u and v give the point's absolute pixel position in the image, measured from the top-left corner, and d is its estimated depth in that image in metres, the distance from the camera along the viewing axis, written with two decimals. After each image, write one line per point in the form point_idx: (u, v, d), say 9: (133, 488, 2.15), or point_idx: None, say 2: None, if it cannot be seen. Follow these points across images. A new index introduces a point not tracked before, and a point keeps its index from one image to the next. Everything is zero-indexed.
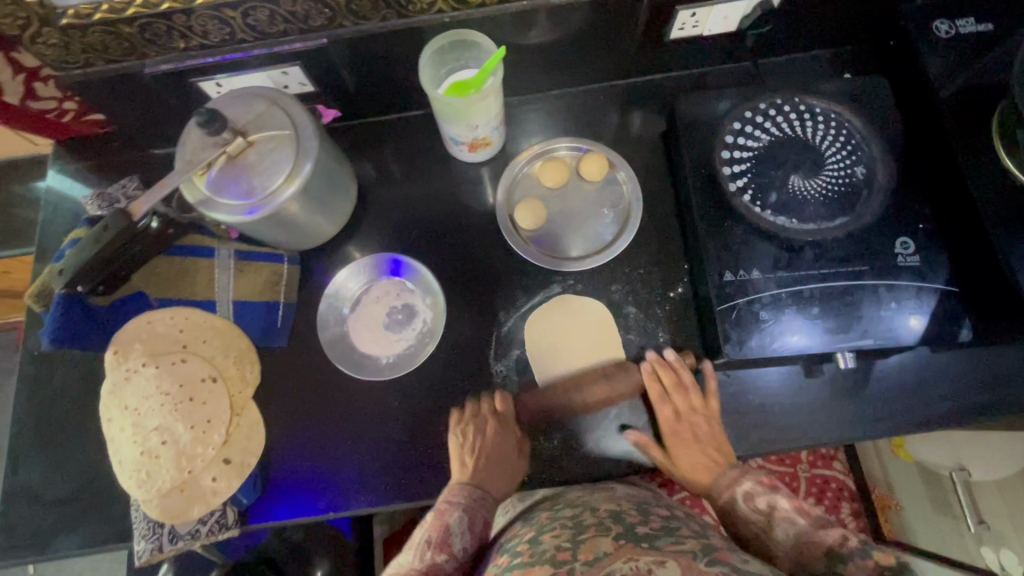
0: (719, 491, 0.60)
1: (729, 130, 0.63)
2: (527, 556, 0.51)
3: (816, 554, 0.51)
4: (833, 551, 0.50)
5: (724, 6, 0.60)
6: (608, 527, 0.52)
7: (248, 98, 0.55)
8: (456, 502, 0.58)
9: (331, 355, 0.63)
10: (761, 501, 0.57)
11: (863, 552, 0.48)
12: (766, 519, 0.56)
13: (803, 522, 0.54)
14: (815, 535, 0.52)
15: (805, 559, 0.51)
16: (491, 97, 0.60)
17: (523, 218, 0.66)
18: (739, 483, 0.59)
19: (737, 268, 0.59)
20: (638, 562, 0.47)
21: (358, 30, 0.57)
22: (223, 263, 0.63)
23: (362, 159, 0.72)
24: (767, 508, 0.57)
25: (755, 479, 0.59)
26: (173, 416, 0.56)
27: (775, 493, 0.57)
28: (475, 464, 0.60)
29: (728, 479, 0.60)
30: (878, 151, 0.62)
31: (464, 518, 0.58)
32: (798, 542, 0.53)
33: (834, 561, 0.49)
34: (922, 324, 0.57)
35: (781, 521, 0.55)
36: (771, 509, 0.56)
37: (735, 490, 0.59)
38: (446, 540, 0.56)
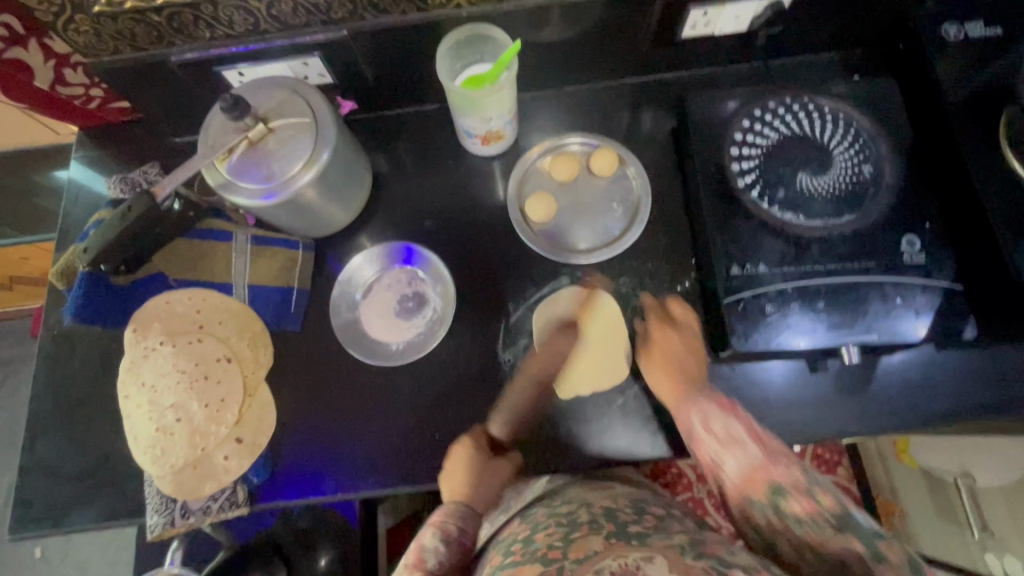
0: (678, 414, 0.55)
1: (738, 128, 0.64)
2: (517, 556, 0.49)
3: (762, 487, 0.47)
4: (780, 485, 0.47)
5: (735, 5, 0.61)
6: (600, 525, 0.50)
7: (271, 86, 0.57)
8: (433, 520, 0.52)
9: (343, 340, 0.65)
10: (718, 425, 0.52)
11: (805, 493, 0.46)
12: (718, 444, 0.50)
13: (754, 449, 0.49)
14: (764, 466, 0.48)
15: (747, 490, 0.48)
16: (504, 90, 0.61)
17: (534, 210, 0.67)
18: (698, 407, 0.53)
19: (744, 262, 0.60)
20: (628, 558, 0.43)
21: (378, 24, 0.59)
22: (240, 247, 0.65)
23: (377, 151, 0.74)
24: (721, 433, 0.51)
25: (713, 402, 0.53)
26: (188, 393, 0.58)
27: (732, 418, 0.52)
28: (456, 484, 0.56)
29: (689, 400, 0.54)
30: (886, 151, 0.63)
31: (439, 531, 0.50)
32: (746, 470, 0.49)
33: (776, 495, 0.47)
34: (928, 321, 0.58)
35: (732, 449, 0.50)
36: (724, 436, 0.51)
37: (693, 413, 0.53)
38: (418, 557, 0.48)
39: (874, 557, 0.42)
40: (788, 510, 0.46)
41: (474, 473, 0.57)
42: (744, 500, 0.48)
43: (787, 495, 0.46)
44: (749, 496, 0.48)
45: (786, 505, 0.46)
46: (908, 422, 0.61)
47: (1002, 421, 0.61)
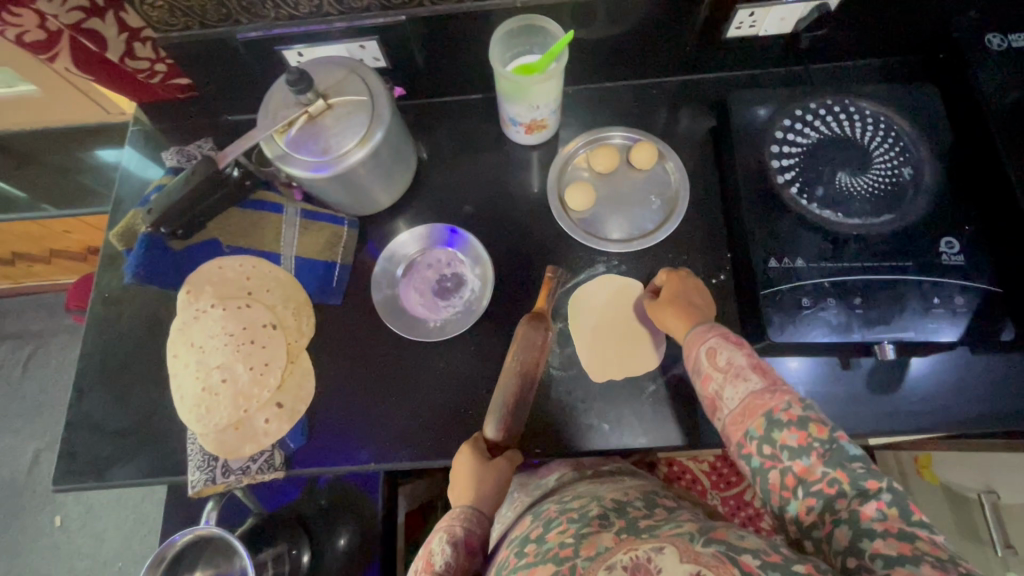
0: (687, 347, 0.55)
1: (779, 127, 0.66)
2: (532, 556, 0.52)
3: (756, 417, 0.47)
4: (775, 416, 0.46)
5: (782, 6, 0.62)
6: (611, 522, 0.52)
7: (331, 65, 0.60)
8: (441, 526, 0.54)
9: (383, 314, 0.66)
10: (723, 357, 0.51)
11: (799, 424, 0.45)
12: (720, 376, 0.50)
13: (755, 380, 0.49)
14: (763, 396, 0.48)
15: (745, 418, 0.48)
16: (553, 80, 0.62)
17: (573, 198, 0.69)
18: (705, 339, 0.53)
19: (782, 256, 0.61)
20: (638, 552, 0.46)
21: (435, 10, 0.61)
22: (290, 220, 0.67)
23: (422, 136, 0.76)
24: (726, 365, 0.51)
25: (721, 334, 0.53)
26: (234, 355, 0.62)
27: (738, 349, 0.51)
28: (455, 488, 0.57)
29: (697, 333, 0.54)
30: (926, 154, 0.64)
31: (445, 536, 0.53)
32: (744, 400, 0.49)
33: (769, 425, 0.46)
34: (965, 322, 0.58)
35: (734, 380, 0.50)
36: (728, 367, 0.50)
37: (699, 346, 0.53)
38: (428, 559, 0.51)
39: (858, 494, 0.42)
40: (780, 439, 0.46)
41: (473, 473, 0.56)
42: (738, 429, 0.48)
43: (780, 424, 0.46)
44: (745, 425, 0.48)
45: (779, 434, 0.46)
46: (938, 423, 0.61)
47: None
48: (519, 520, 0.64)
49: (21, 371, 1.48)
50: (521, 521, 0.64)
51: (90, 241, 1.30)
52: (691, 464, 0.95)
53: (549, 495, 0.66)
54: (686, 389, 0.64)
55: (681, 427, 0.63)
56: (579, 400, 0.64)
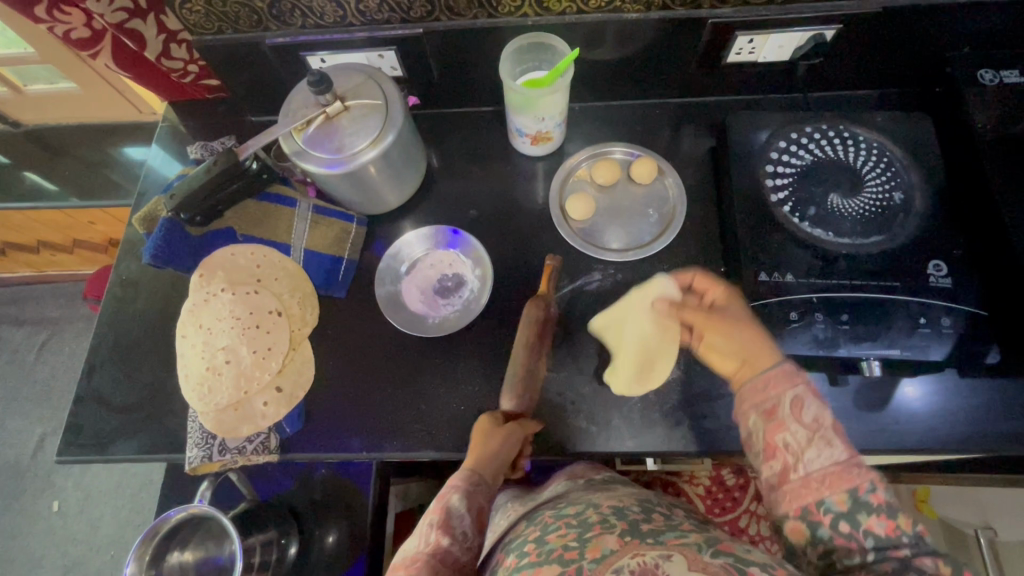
0: (768, 382, 0.51)
1: (774, 148, 0.68)
2: (534, 556, 0.52)
3: (842, 491, 0.45)
4: (861, 495, 0.45)
5: (780, 35, 0.66)
6: (612, 525, 0.53)
7: (351, 71, 0.64)
8: (457, 485, 0.55)
9: (383, 307, 0.69)
10: (809, 412, 0.49)
11: (888, 511, 0.44)
12: (807, 434, 0.47)
13: (840, 448, 0.47)
14: (849, 470, 0.46)
15: (825, 488, 0.45)
16: (559, 94, 0.67)
17: (572, 207, 0.71)
18: (793, 385, 0.50)
19: (773, 270, 0.63)
20: (646, 557, 0.46)
21: (451, 26, 0.66)
22: (302, 213, 0.71)
23: (433, 143, 0.80)
24: (811, 421, 0.48)
25: (808, 385, 0.50)
26: (240, 338, 0.65)
27: (824, 408, 0.49)
28: (474, 448, 0.59)
29: (785, 374, 0.51)
30: (916, 179, 0.66)
31: (467, 499, 0.54)
32: (827, 468, 0.46)
33: (854, 505, 0.44)
34: (949, 343, 0.60)
35: (817, 441, 0.47)
36: (814, 426, 0.48)
37: (786, 390, 0.50)
38: (448, 521, 0.52)
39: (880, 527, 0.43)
40: (865, 523, 0.44)
41: (484, 431, 0.59)
42: (816, 494, 0.46)
43: (867, 507, 0.44)
44: (822, 494, 0.46)
45: (864, 517, 0.44)
46: (925, 444, 0.61)
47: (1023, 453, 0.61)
48: (510, 531, 0.64)
49: (34, 356, 1.52)
50: (515, 527, 0.64)
51: (112, 233, 1.35)
52: (686, 485, 0.95)
53: (545, 504, 0.67)
54: (673, 397, 0.65)
55: (669, 436, 0.64)
56: (571, 403, 0.66)
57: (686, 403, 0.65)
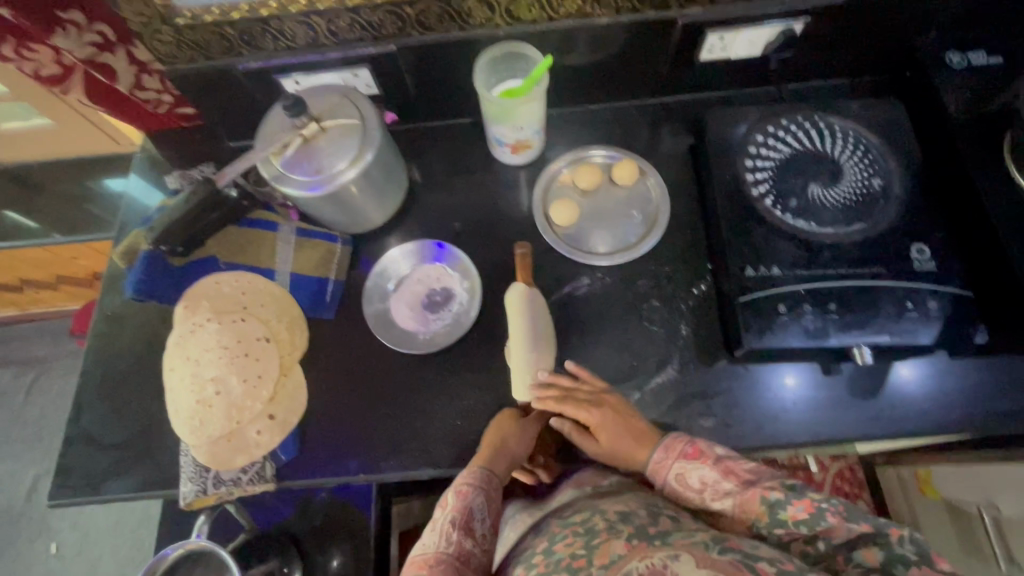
0: (653, 472, 0.60)
1: (752, 143, 0.69)
2: (543, 567, 0.54)
3: (754, 509, 0.52)
4: (770, 499, 0.52)
5: (749, 32, 0.66)
6: (619, 529, 0.53)
7: (325, 92, 0.64)
8: (475, 484, 0.58)
9: (373, 327, 0.68)
10: (693, 477, 0.57)
11: (797, 495, 0.51)
12: (701, 495, 0.57)
13: (730, 483, 0.55)
14: (750, 490, 0.53)
15: (743, 513, 0.53)
16: (535, 102, 0.67)
17: (556, 214, 0.71)
18: (668, 466, 0.59)
19: (758, 264, 0.63)
20: (654, 559, 0.46)
21: (424, 40, 0.66)
22: (285, 237, 0.70)
23: (414, 159, 0.80)
24: (699, 483, 0.57)
25: (680, 456, 0.58)
26: (228, 368, 0.63)
27: (703, 467, 0.57)
28: (494, 441, 0.61)
29: (659, 461, 0.59)
30: (894, 165, 0.67)
31: (485, 499, 0.58)
32: (737, 499, 0.54)
33: (772, 510, 0.51)
34: (939, 326, 0.60)
35: (714, 495, 0.56)
36: (702, 485, 0.57)
37: (666, 473, 0.59)
38: (468, 523, 0.56)
39: None
40: (789, 516, 0.50)
41: (506, 427, 0.62)
42: (744, 519, 0.53)
43: (782, 504, 0.51)
44: (749, 517, 0.53)
45: (787, 511, 0.51)
46: (921, 427, 0.62)
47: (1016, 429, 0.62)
48: (522, 545, 0.64)
49: (24, 396, 1.50)
50: (526, 540, 0.65)
51: (96, 267, 1.33)
52: None
53: (552, 514, 0.66)
54: (670, 397, 0.65)
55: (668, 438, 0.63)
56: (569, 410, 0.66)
57: (682, 403, 0.64)
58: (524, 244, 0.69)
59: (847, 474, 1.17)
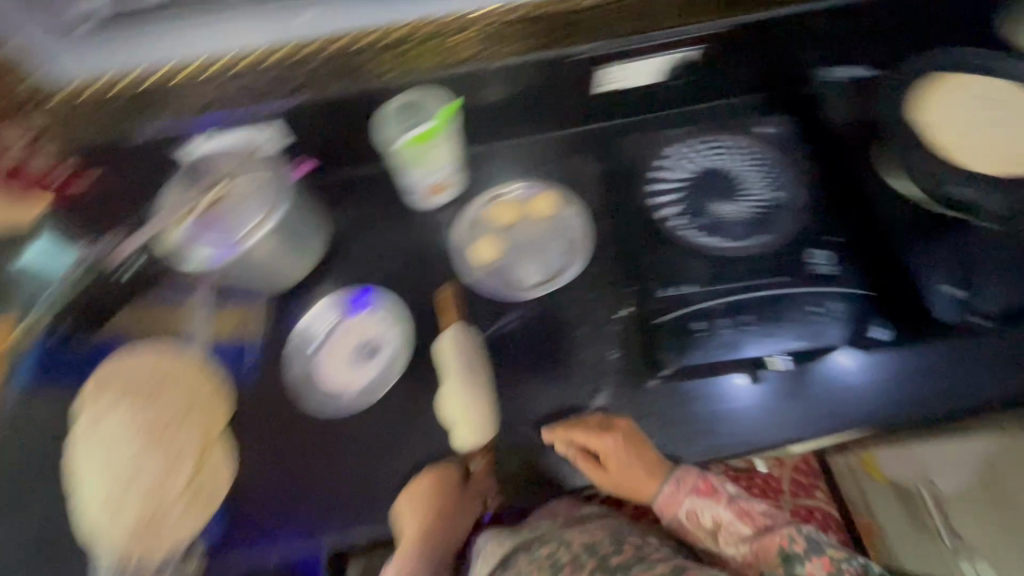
0: (663, 506, 0.64)
1: (659, 168, 0.75)
2: None
3: (771, 560, 0.57)
4: (787, 550, 0.57)
5: (632, 65, 0.70)
6: (583, 563, 0.55)
7: (226, 159, 0.67)
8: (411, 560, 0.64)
9: (297, 388, 0.70)
10: (705, 514, 0.63)
11: (814, 552, 0.56)
12: (713, 534, 0.62)
13: (746, 529, 0.60)
14: (769, 538, 0.58)
15: (759, 561, 0.58)
16: (444, 146, 0.69)
17: (478, 252, 0.75)
18: (680, 502, 0.63)
19: (674, 283, 0.67)
20: None
21: (331, 94, 0.66)
22: (202, 301, 0.69)
23: (334, 207, 0.78)
24: (711, 519, 0.62)
25: (692, 491, 0.63)
26: (143, 448, 0.58)
27: (715, 505, 0.62)
28: (425, 520, 0.64)
29: (671, 496, 0.63)
30: (792, 176, 0.72)
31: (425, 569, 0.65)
32: (754, 545, 0.59)
33: (790, 563, 0.56)
34: (844, 325, 0.63)
35: (726, 534, 0.61)
36: (716, 523, 0.62)
37: (678, 508, 0.63)
38: None
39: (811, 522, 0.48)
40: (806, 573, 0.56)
41: (433, 505, 0.65)
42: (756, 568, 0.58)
43: (799, 559, 0.56)
44: (761, 567, 0.58)
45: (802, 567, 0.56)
46: (837, 424, 0.67)
47: (922, 413, 0.68)
48: None
49: None
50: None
51: None
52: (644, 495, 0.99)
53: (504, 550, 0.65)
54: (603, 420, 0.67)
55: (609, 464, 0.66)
56: (513, 446, 0.68)
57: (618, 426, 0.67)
58: (451, 282, 0.75)
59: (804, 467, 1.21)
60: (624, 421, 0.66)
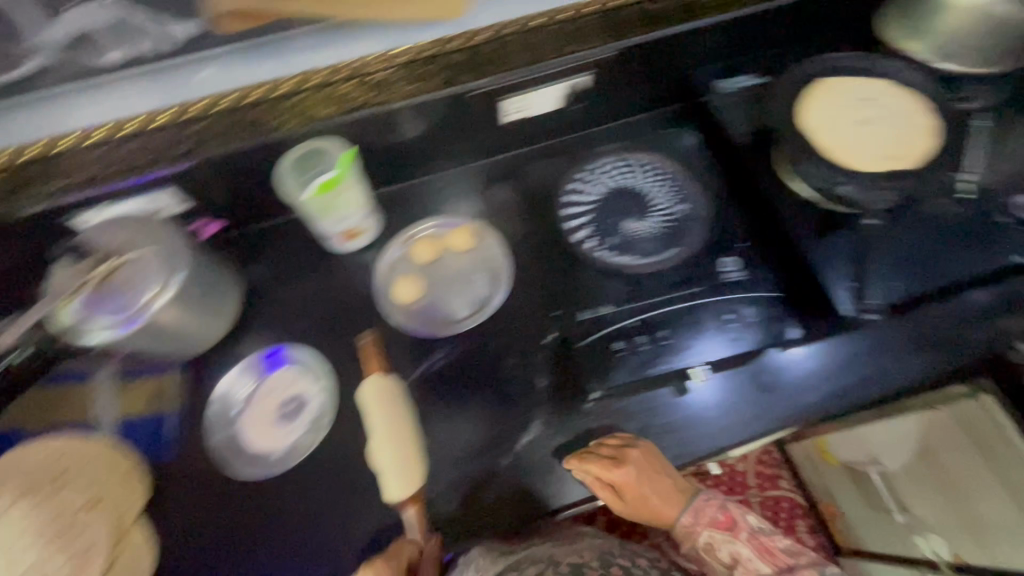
0: (683, 533, 0.72)
1: (568, 191, 0.75)
2: None
3: None
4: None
5: (537, 92, 0.70)
6: None
7: (119, 226, 0.61)
8: None
9: (223, 458, 0.66)
10: (720, 545, 0.70)
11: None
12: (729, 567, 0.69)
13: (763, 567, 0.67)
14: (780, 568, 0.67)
15: None
16: (352, 189, 0.68)
17: (403, 293, 0.72)
18: (699, 531, 0.71)
19: (591, 305, 0.68)
20: None
21: (223, 150, 0.64)
22: (103, 383, 0.67)
23: (248, 262, 0.76)
24: (726, 550, 0.70)
25: (710, 523, 0.71)
26: (50, 550, 0.52)
27: (732, 538, 0.70)
28: None
29: (690, 524, 0.71)
30: (694, 188, 0.74)
31: None
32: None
33: None
34: (756, 330, 0.66)
35: (744, 568, 0.68)
36: (732, 555, 0.69)
37: (698, 536, 0.71)
38: None
39: None
40: None
41: None
42: None
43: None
44: None
45: None
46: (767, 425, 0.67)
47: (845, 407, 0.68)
48: None
49: None
50: None
51: None
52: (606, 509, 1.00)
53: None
54: (538, 452, 0.66)
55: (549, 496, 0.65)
56: (449, 494, 0.65)
57: (553, 457, 0.66)
58: (369, 335, 0.71)
59: (765, 459, 1.25)
60: (642, 443, 0.65)
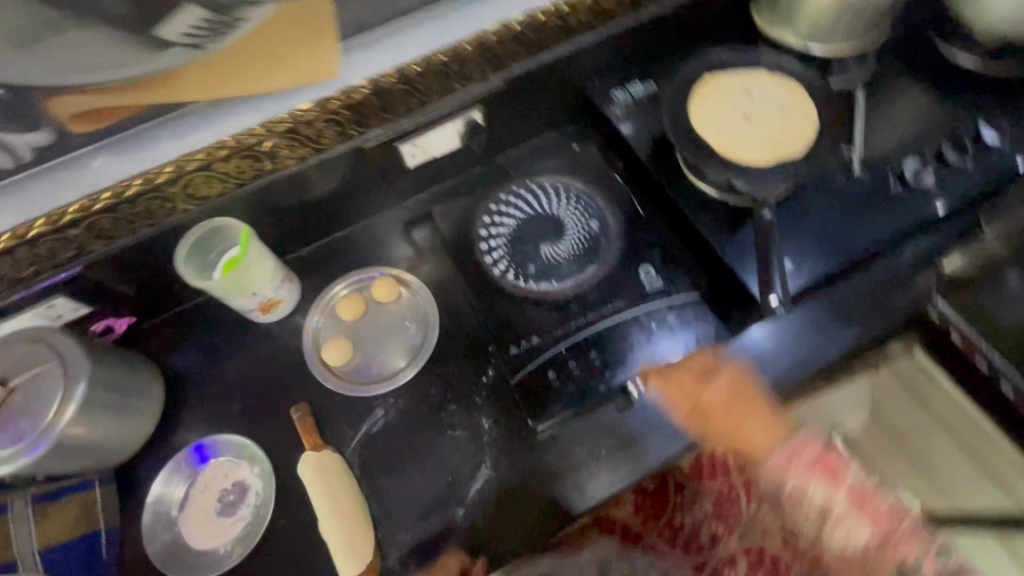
0: (772, 470, 0.60)
1: (480, 225, 0.73)
2: None
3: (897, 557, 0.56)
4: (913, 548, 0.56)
5: (434, 132, 0.70)
6: None
7: (10, 344, 0.58)
8: None
9: (165, 565, 0.63)
10: (814, 489, 0.58)
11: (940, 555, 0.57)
12: (822, 517, 0.58)
13: (864, 526, 0.57)
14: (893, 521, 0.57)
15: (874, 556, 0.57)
16: (261, 264, 0.67)
17: (330, 357, 0.70)
18: (792, 471, 0.59)
19: (519, 340, 0.67)
20: None
21: (112, 248, 0.61)
22: (19, 516, 0.58)
23: (168, 352, 0.74)
24: (819, 497, 0.58)
25: (808, 463, 0.59)
26: None
27: (827, 485, 0.58)
28: None
29: (787, 458, 0.60)
30: (603, 203, 0.74)
31: None
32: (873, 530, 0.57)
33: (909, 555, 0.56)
34: (683, 335, 0.66)
35: (836, 525, 0.57)
36: (826, 505, 0.58)
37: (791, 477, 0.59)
38: None
39: None
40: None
41: None
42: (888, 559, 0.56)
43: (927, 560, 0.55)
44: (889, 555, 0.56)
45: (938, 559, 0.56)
46: None
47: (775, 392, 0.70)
48: None
49: None
50: None
51: None
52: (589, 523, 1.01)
53: None
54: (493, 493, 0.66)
55: (513, 535, 0.64)
56: (410, 554, 0.64)
57: (509, 495, 0.66)
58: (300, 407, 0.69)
59: None
60: (736, 364, 0.65)
